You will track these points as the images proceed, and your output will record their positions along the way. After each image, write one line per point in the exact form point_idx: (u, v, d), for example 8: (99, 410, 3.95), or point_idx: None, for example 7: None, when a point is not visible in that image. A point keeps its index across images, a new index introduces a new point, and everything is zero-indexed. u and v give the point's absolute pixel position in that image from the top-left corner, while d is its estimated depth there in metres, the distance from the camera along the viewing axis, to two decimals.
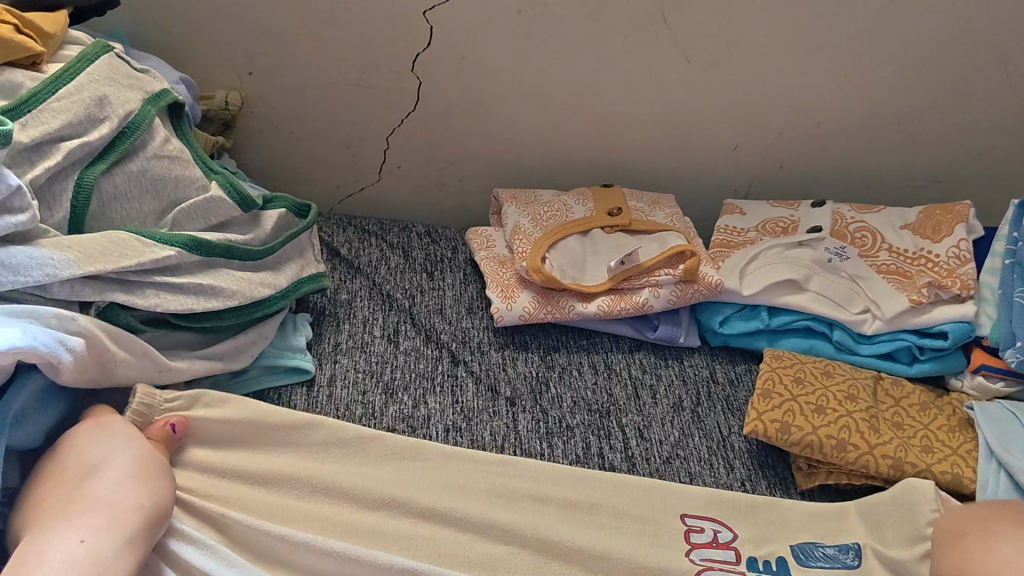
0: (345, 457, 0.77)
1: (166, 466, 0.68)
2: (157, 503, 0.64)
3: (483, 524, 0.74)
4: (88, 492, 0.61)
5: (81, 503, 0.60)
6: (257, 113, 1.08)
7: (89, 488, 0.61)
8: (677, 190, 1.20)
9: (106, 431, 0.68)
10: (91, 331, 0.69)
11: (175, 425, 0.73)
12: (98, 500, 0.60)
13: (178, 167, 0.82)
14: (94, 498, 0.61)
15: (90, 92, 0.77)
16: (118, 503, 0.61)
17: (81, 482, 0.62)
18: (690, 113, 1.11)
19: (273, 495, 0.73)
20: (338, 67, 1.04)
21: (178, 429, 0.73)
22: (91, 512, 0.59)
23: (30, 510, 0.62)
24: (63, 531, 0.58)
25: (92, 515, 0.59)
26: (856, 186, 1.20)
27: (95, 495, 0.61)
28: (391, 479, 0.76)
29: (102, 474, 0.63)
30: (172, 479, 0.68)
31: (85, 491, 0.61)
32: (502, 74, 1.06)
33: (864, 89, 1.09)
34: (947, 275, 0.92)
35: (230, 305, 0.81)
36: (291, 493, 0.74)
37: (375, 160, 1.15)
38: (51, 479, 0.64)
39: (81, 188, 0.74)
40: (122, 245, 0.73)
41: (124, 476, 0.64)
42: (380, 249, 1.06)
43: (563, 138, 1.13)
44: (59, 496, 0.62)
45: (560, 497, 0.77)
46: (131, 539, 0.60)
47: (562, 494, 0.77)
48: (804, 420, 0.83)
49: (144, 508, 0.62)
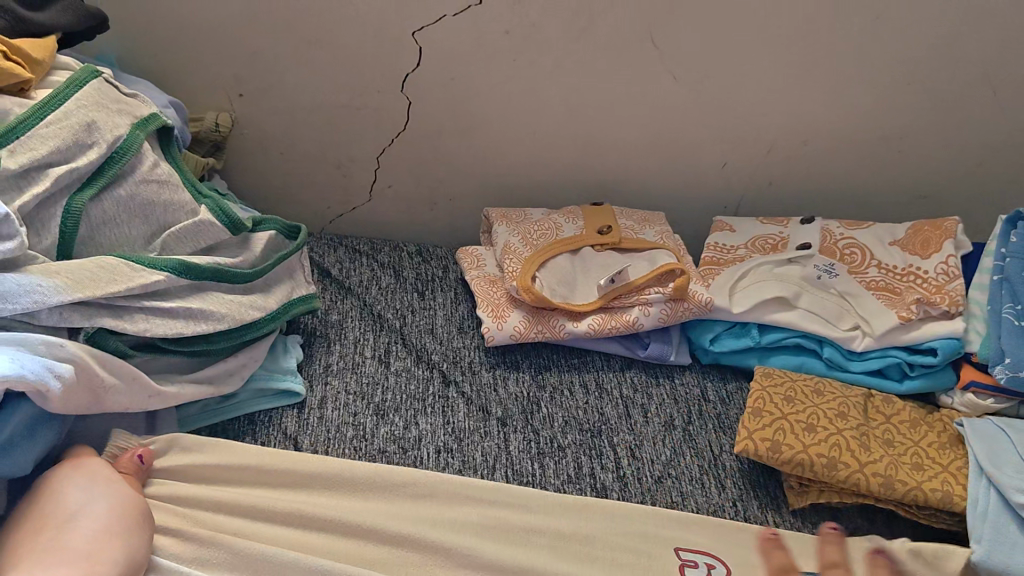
0: (336, 489, 0.77)
1: (147, 515, 0.68)
2: (133, 557, 0.64)
3: (474, 552, 0.74)
4: (59, 547, 0.61)
5: (56, 554, 0.60)
6: (247, 134, 1.09)
7: (69, 542, 0.61)
8: (667, 207, 1.20)
9: (92, 479, 0.67)
10: (81, 357, 0.69)
11: (142, 455, 0.74)
12: (73, 552, 0.60)
13: (167, 191, 0.82)
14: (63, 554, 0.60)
15: (78, 118, 0.77)
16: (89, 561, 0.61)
17: (58, 532, 0.62)
18: (679, 132, 1.11)
19: (265, 526, 0.73)
20: (328, 88, 1.05)
21: (144, 459, 0.74)
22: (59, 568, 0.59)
23: (2, 553, 0.61)
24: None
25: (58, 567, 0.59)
26: (844, 202, 1.21)
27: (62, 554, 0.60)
28: (380, 507, 0.76)
29: (75, 522, 0.63)
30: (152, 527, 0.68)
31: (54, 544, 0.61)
32: (491, 94, 1.06)
33: (850, 107, 1.09)
34: (936, 291, 0.92)
35: (220, 328, 0.81)
36: (282, 523, 0.73)
37: (365, 180, 1.15)
38: (28, 523, 0.62)
39: (70, 214, 0.74)
40: (111, 271, 0.74)
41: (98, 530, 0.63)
42: (371, 270, 1.06)
43: (553, 158, 1.13)
44: (38, 540, 0.61)
45: (554, 528, 0.77)
46: None
47: (555, 525, 0.77)
48: (794, 438, 0.83)
49: (119, 563, 0.62)
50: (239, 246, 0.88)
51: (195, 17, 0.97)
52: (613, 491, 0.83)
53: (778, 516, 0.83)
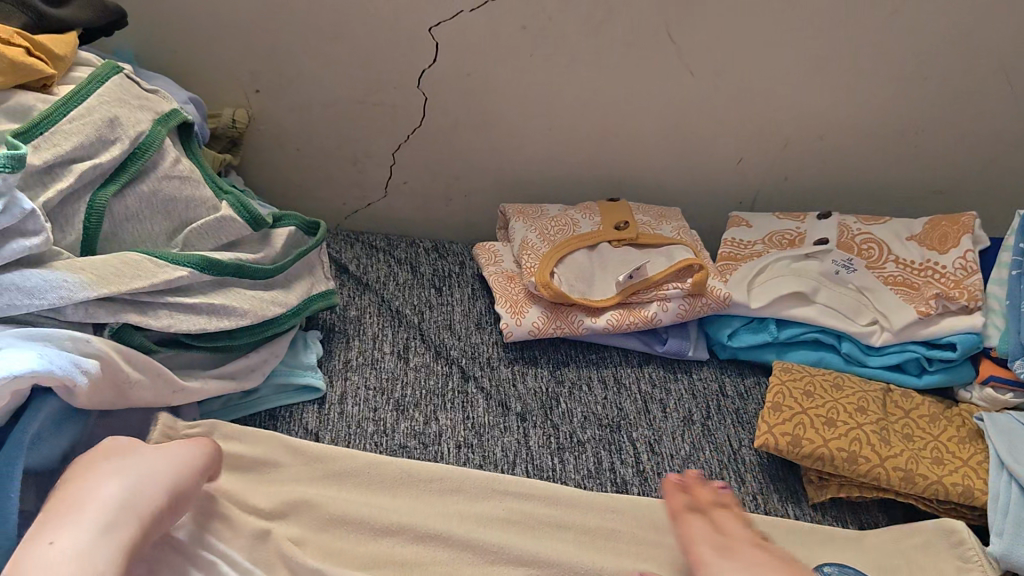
0: (361, 485, 0.77)
1: (184, 476, 0.66)
2: (160, 501, 0.63)
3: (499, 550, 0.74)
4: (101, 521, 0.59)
5: (76, 504, 0.59)
6: (264, 130, 1.09)
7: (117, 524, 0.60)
8: (683, 203, 1.21)
9: (156, 457, 0.66)
10: (107, 353, 0.69)
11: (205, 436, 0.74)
12: (96, 500, 0.60)
13: (189, 187, 0.82)
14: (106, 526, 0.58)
15: (101, 114, 0.78)
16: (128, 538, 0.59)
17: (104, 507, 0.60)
18: (695, 127, 1.11)
19: (302, 527, 0.73)
20: (344, 84, 1.05)
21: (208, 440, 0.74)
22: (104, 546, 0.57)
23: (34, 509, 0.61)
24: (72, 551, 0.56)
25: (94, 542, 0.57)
26: (860, 197, 1.20)
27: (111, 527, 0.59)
28: (405, 504, 0.77)
29: (101, 492, 0.60)
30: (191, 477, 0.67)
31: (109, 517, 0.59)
32: (508, 89, 1.06)
33: (866, 102, 1.09)
34: (954, 287, 0.92)
35: (242, 324, 0.81)
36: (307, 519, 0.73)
37: (381, 176, 1.15)
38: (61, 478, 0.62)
39: (93, 210, 0.74)
40: (136, 267, 0.74)
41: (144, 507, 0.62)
42: (388, 265, 1.07)
43: (569, 153, 1.13)
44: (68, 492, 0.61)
45: (579, 524, 0.77)
46: (121, 539, 0.58)
47: (581, 521, 0.78)
48: (814, 433, 0.83)
49: (146, 507, 0.61)
50: (260, 242, 0.88)
51: (213, 13, 0.97)
52: (633, 487, 0.83)
53: (799, 510, 0.84)
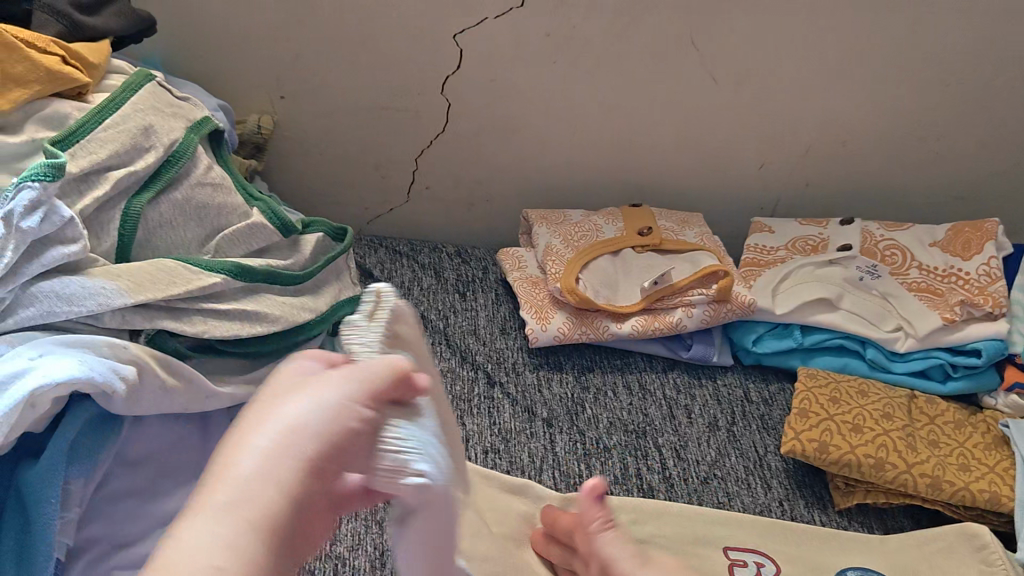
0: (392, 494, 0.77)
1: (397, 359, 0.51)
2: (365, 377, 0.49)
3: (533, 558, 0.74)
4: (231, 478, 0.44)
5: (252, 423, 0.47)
6: (288, 136, 1.09)
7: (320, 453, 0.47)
8: (704, 208, 1.21)
9: (350, 377, 0.49)
10: (142, 359, 0.70)
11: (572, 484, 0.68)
12: (276, 413, 0.47)
13: (220, 194, 0.83)
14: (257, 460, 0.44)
15: (135, 123, 0.79)
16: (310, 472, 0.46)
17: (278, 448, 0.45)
18: (717, 133, 1.12)
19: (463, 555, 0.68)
20: (368, 89, 1.05)
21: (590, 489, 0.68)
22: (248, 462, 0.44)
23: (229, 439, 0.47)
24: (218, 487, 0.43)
25: (282, 470, 0.44)
26: (881, 202, 1.21)
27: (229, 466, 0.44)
28: None
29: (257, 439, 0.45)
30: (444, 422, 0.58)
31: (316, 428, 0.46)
32: (531, 95, 1.07)
33: (888, 108, 1.10)
34: (978, 293, 0.93)
35: (273, 330, 0.82)
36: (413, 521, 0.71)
37: (404, 181, 1.16)
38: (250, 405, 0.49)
39: (128, 218, 0.75)
40: (171, 273, 0.75)
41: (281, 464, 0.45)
42: (412, 271, 1.07)
43: (591, 158, 1.14)
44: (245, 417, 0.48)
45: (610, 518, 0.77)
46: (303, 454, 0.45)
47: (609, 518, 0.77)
48: (841, 439, 0.83)
49: (335, 408, 0.47)
50: (289, 248, 0.88)
51: (240, 20, 0.97)
52: (661, 493, 0.84)
53: (825, 516, 0.84)
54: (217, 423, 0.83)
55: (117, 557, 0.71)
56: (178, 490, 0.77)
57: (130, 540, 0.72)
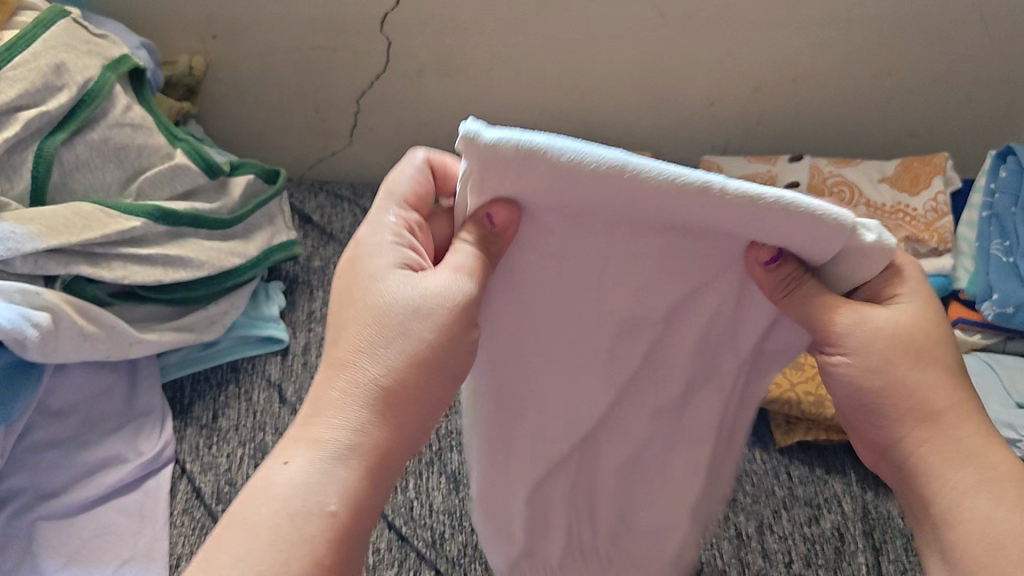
0: None
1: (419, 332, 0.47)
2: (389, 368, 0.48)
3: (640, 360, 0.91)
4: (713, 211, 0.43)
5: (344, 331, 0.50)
6: (223, 78, 1.06)
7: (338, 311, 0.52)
8: (654, 145, 1.19)
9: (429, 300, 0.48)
10: (57, 304, 0.68)
11: None
12: (372, 322, 0.49)
13: (141, 135, 0.79)
14: (377, 347, 0.48)
15: (46, 60, 0.75)
16: (327, 508, 0.45)
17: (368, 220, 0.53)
18: (664, 72, 1.09)
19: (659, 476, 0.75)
20: (302, 30, 1.01)
21: None
22: (409, 340, 0.48)
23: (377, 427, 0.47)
24: (303, 450, 0.46)
25: (386, 357, 0.48)
26: (833, 139, 1.19)
27: (329, 436, 0.47)
28: None
29: (368, 330, 0.49)
30: (376, 460, 0.47)
31: (435, 287, 0.48)
32: (473, 35, 1.03)
33: (842, 44, 1.07)
34: (924, 229, 0.92)
35: (199, 275, 0.80)
36: None
37: (346, 123, 1.13)
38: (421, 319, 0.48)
39: (41, 159, 0.72)
40: (87, 217, 0.72)
41: (774, 236, 0.44)
42: (353, 215, 1.05)
43: (537, 96, 1.11)
44: (389, 313, 0.49)
45: None
46: (399, 330, 0.48)
47: None
48: (782, 376, 0.83)
49: (357, 397, 0.47)
50: (217, 190, 0.86)
51: None
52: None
53: (766, 455, 0.84)
54: (145, 372, 0.81)
55: (41, 507, 0.70)
56: (105, 439, 0.76)
57: (57, 489, 0.72)
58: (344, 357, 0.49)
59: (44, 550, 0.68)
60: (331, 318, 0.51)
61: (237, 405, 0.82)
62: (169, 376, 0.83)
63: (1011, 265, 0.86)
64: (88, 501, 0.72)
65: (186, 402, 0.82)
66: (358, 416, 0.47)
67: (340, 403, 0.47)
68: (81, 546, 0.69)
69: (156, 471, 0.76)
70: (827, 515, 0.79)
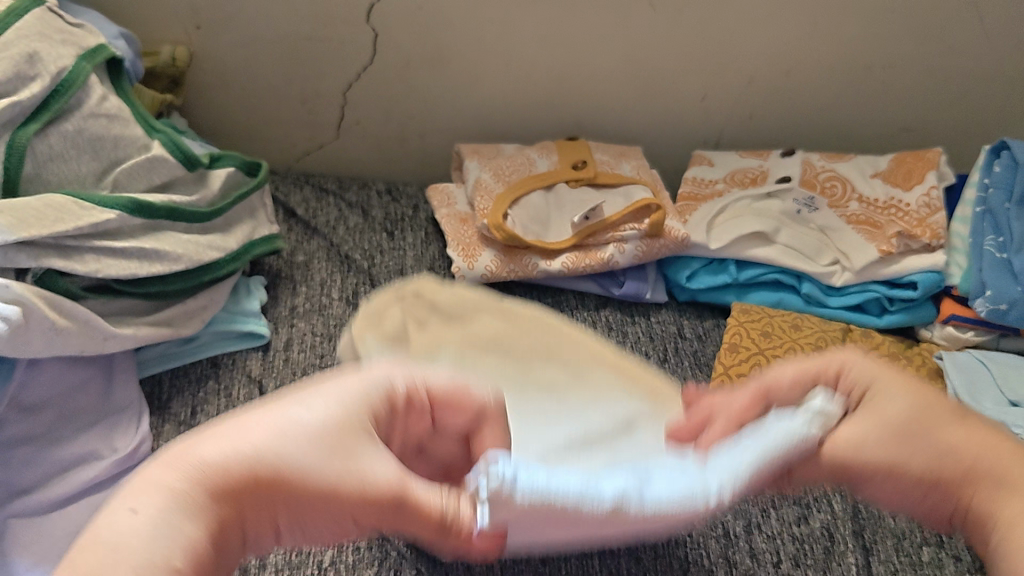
0: None
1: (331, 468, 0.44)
2: (301, 473, 0.44)
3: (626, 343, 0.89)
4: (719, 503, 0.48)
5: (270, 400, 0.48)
6: (207, 69, 1.04)
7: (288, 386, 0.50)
8: (645, 140, 1.18)
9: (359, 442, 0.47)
10: (26, 299, 0.66)
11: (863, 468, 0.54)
12: (296, 424, 0.46)
13: (117, 126, 0.78)
14: (311, 432, 0.45)
15: (19, 49, 0.73)
16: (171, 564, 0.38)
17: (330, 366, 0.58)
18: (655, 64, 1.08)
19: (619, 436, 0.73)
20: (288, 20, 1.00)
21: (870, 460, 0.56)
22: (332, 463, 0.45)
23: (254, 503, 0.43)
24: (160, 483, 0.41)
25: (301, 445, 0.45)
26: (826, 134, 1.18)
27: (186, 483, 0.42)
28: None
29: (298, 416, 0.46)
30: (218, 539, 0.42)
31: (372, 455, 0.46)
32: (461, 26, 1.01)
33: (835, 37, 1.05)
34: (917, 225, 0.90)
35: (176, 269, 0.78)
36: None
37: (333, 116, 1.11)
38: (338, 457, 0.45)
39: (13, 149, 0.71)
40: (58, 209, 0.70)
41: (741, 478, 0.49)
42: (338, 209, 1.03)
43: (526, 89, 1.10)
44: (333, 429, 0.46)
45: None
46: (327, 449, 0.45)
47: None
48: (771, 374, 0.81)
49: (254, 473, 0.43)
50: (196, 182, 0.84)
51: None
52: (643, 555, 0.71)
53: None
54: (122, 367, 0.80)
55: (11, 506, 0.69)
56: (81, 435, 0.74)
57: (29, 486, 0.70)
58: (249, 426, 0.45)
59: (14, 549, 0.67)
60: (264, 398, 0.48)
61: (215, 402, 0.80)
62: (146, 372, 0.82)
63: (1005, 261, 0.84)
64: (60, 498, 0.70)
65: (164, 398, 0.80)
66: (231, 483, 0.43)
67: (227, 475, 0.43)
68: (53, 544, 0.68)
69: (133, 467, 0.75)
70: (817, 514, 0.76)
